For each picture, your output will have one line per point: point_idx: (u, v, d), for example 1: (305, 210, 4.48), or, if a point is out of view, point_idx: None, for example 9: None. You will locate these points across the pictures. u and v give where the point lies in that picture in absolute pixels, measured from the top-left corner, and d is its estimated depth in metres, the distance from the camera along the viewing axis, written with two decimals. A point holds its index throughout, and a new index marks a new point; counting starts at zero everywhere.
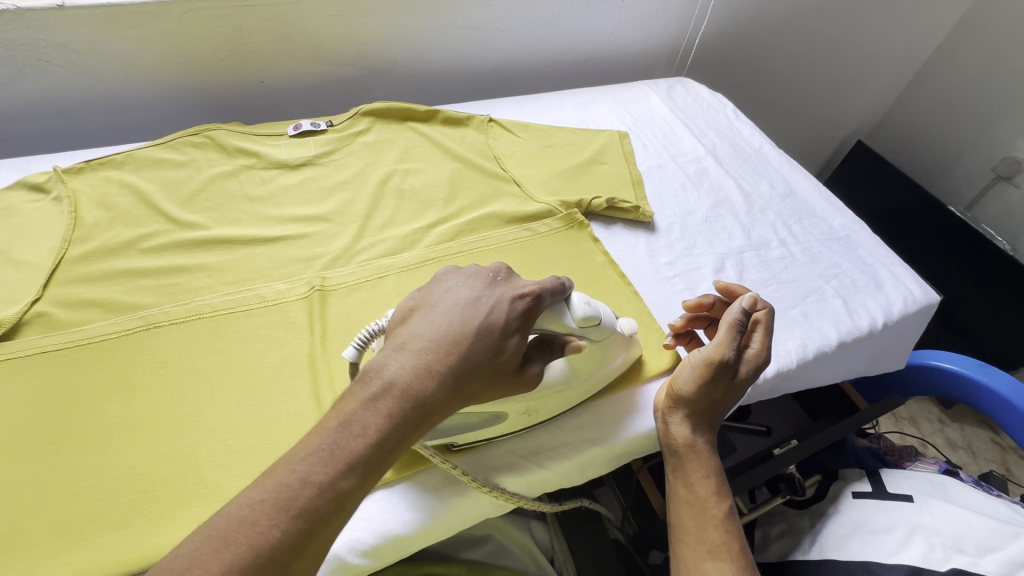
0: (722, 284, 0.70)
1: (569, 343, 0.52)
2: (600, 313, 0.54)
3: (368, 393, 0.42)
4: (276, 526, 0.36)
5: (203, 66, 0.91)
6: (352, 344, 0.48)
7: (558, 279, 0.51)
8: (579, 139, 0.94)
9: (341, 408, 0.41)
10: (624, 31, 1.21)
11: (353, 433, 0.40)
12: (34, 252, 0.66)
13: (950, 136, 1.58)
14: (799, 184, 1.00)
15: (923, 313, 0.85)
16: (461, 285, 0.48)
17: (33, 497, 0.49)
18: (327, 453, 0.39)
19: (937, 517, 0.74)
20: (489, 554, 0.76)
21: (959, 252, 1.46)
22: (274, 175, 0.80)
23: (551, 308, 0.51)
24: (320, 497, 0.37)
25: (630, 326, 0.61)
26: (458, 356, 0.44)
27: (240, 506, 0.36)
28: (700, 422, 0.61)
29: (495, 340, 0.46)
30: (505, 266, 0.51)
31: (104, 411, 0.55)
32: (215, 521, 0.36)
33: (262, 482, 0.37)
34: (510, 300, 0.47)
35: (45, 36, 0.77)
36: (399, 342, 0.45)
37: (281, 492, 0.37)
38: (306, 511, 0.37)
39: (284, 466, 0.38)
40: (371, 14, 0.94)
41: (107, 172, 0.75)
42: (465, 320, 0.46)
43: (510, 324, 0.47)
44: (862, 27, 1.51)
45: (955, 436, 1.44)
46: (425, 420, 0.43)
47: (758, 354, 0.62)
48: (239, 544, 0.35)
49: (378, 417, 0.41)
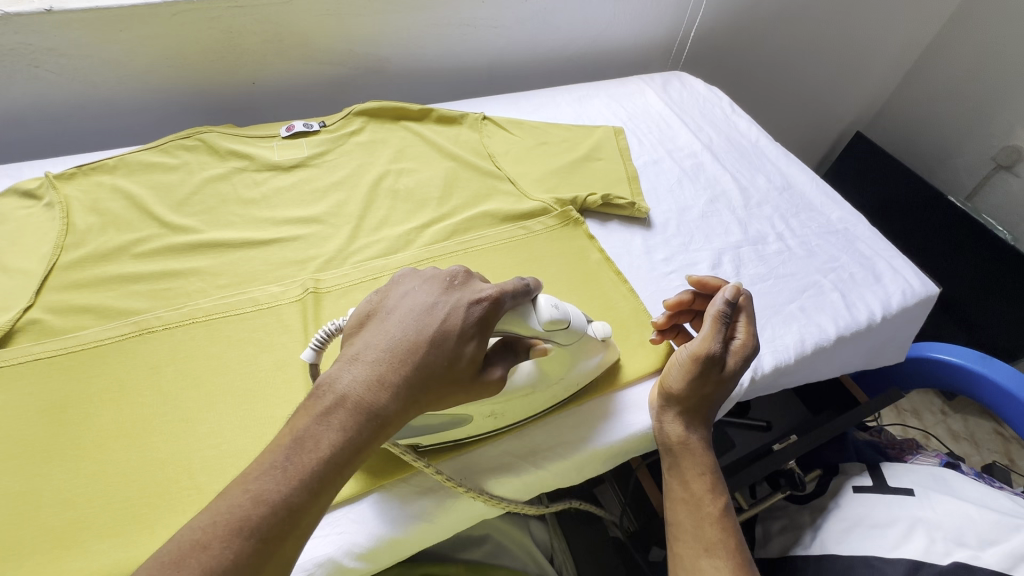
0: (694, 278, 0.68)
1: (534, 347, 0.52)
2: (569, 317, 0.53)
3: (321, 408, 0.41)
4: (229, 548, 0.35)
5: (194, 67, 0.90)
6: (309, 345, 0.47)
7: (521, 282, 0.50)
8: (574, 135, 0.93)
9: (295, 424, 0.41)
10: (618, 26, 1.20)
11: (306, 449, 0.40)
12: (26, 259, 0.66)
13: (949, 125, 1.57)
14: (797, 176, 0.99)
15: (922, 306, 0.85)
16: (417, 291, 0.48)
17: (27, 505, 0.49)
18: (281, 470, 0.39)
19: (938, 511, 0.73)
20: (488, 553, 0.76)
21: (960, 242, 1.45)
22: (267, 176, 0.79)
23: (513, 311, 0.49)
24: (273, 515, 0.37)
25: (605, 330, 0.59)
26: (412, 365, 0.43)
27: (192, 530, 0.35)
28: (693, 419, 0.61)
29: (450, 348, 0.45)
30: (463, 268, 0.50)
31: (97, 418, 0.54)
32: (168, 546, 0.35)
33: (215, 503, 0.37)
34: (467, 305, 0.46)
35: (34, 41, 0.77)
36: (353, 352, 0.44)
37: (234, 513, 0.36)
38: (260, 530, 0.36)
39: (237, 484, 0.38)
40: (362, 13, 0.93)
41: (99, 177, 0.75)
42: (420, 328, 0.45)
43: (466, 328, 0.46)
44: (860, 17, 1.50)
45: (957, 427, 1.44)
46: (381, 430, 0.43)
47: (745, 343, 0.61)
48: (192, 569, 0.34)
49: (332, 432, 0.41)
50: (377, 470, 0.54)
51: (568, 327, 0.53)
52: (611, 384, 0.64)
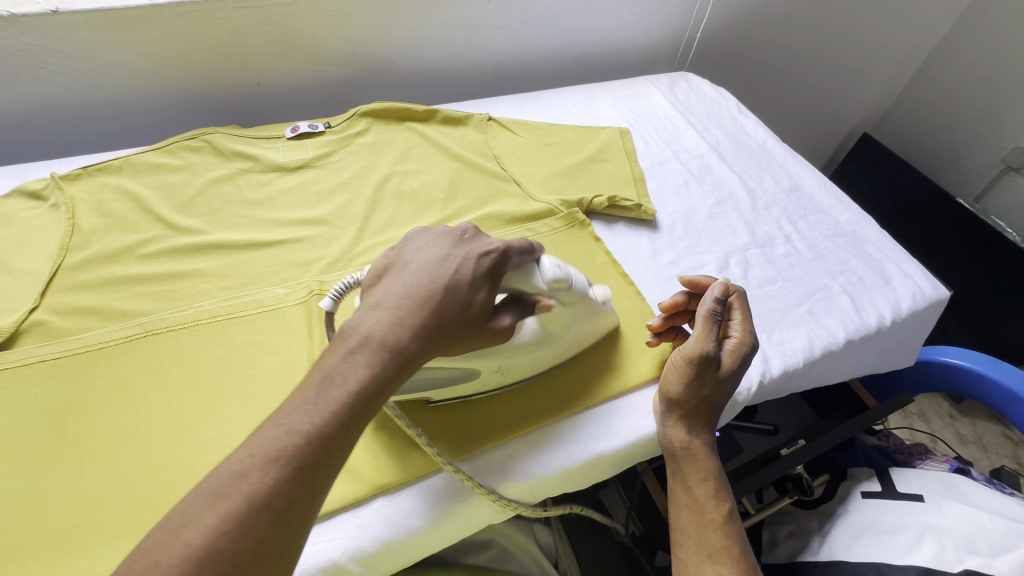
0: (685, 278, 0.66)
1: (540, 303, 0.52)
2: (573, 279, 0.55)
3: (346, 347, 0.41)
4: (268, 475, 0.35)
5: (199, 68, 0.90)
6: (328, 295, 0.48)
7: (527, 241, 0.51)
8: (579, 137, 0.92)
9: (322, 364, 0.41)
10: (625, 26, 1.19)
11: (336, 385, 0.40)
12: (31, 260, 0.66)
13: (958, 127, 1.56)
14: (805, 179, 0.98)
15: (933, 309, 0.84)
16: (430, 245, 0.48)
17: (30, 509, 0.49)
18: (312, 405, 0.39)
19: (948, 517, 0.73)
20: (494, 558, 0.76)
21: (971, 244, 1.43)
22: (271, 177, 0.79)
23: (520, 267, 0.51)
24: (307, 446, 0.37)
25: (606, 295, 0.62)
26: (431, 307, 0.44)
27: (229, 464, 0.36)
28: (694, 421, 0.60)
29: (465, 293, 0.46)
30: (473, 225, 0.50)
31: (101, 421, 0.54)
32: (208, 479, 0.35)
33: (250, 440, 0.37)
34: (477, 257, 0.47)
35: (40, 42, 0.77)
36: (373, 298, 0.45)
37: (270, 444, 0.36)
38: (295, 458, 0.36)
39: (270, 421, 0.38)
40: (367, 14, 0.93)
41: (105, 178, 0.75)
42: (435, 278, 0.46)
43: (478, 277, 0.46)
44: (869, 16, 1.48)
45: (965, 430, 1.43)
46: (406, 369, 0.43)
47: (741, 343, 0.60)
48: (235, 497, 0.34)
49: (358, 368, 0.41)
50: (384, 474, 0.54)
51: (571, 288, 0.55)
52: (615, 385, 0.64)
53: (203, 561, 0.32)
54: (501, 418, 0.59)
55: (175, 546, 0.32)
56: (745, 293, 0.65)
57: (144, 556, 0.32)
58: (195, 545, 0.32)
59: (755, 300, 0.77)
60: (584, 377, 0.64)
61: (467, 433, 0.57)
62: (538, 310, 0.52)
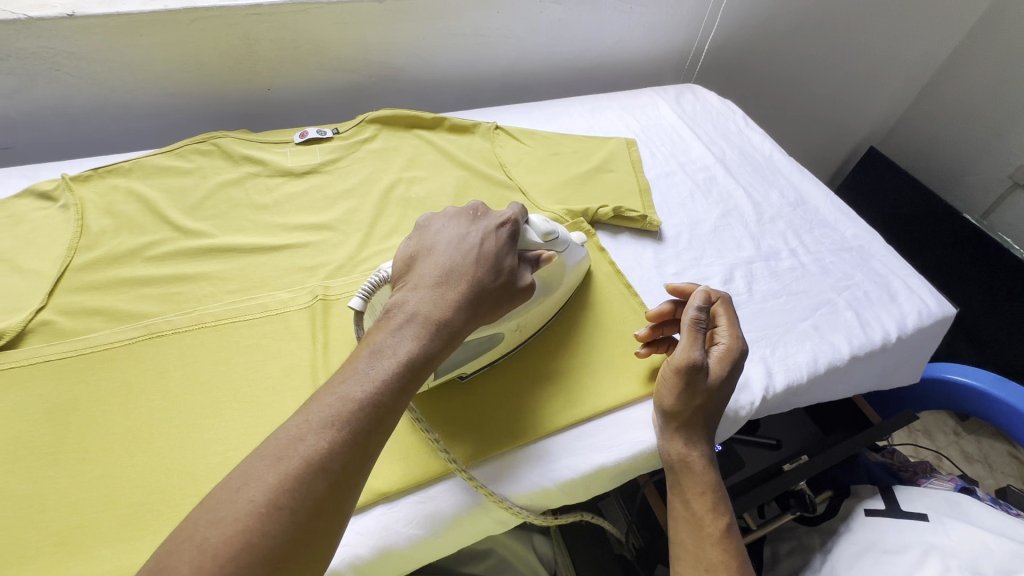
0: (672, 286, 0.67)
1: (541, 256, 0.56)
2: (558, 232, 0.62)
3: (392, 323, 0.46)
4: (323, 438, 0.38)
5: (210, 73, 0.91)
6: (357, 294, 0.51)
7: (515, 207, 0.57)
8: (586, 146, 0.93)
9: (371, 340, 0.45)
10: (633, 38, 1.20)
11: (385, 356, 0.44)
12: (41, 260, 0.66)
13: (967, 143, 1.56)
14: (811, 193, 0.98)
15: (939, 326, 0.83)
16: (451, 226, 0.53)
17: (31, 509, 0.49)
18: (364, 374, 0.42)
19: (953, 538, 0.72)
20: (491, 568, 0.75)
21: (978, 260, 1.42)
22: (279, 182, 0.80)
23: (522, 232, 0.56)
24: (361, 410, 0.40)
25: (582, 239, 0.69)
26: (465, 282, 0.49)
27: (287, 430, 0.39)
28: (692, 431, 0.59)
29: (491, 266, 0.51)
30: (484, 204, 0.56)
31: (104, 422, 0.54)
32: (268, 445, 0.38)
33: (304, 410, 0.40)
34: (495, 231, 0.53)
35: (55, 45, 0.78)
36: (410, 280, 0.49)
37: (325, 411, 0.40)
38: (350, 421, 0.40)
39: (325, 391, 0.41)
40: (377, 23, 0.94)
41: (114, 180, 0.75)
42: (464, 255, 0.51)
43: (501, 250, 0.52)
44: (877, 32, 1.49)
45: (970, 449, 1.41)
46: (450, 339, 0.47)
47: (730, 348, 0.60)
48: (296, 458, 0.37)
49: (405, 340, 0.45)
50: (384, 481, 0.54)
51: (557, 238, 0.61)
52: (619, 397, 0.63)
53: (269, 515, 0.35)
54: (503, 425, 0.59)
55: (238, 503, 0.35)
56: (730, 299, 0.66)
57: (208, 511, 0.35)
58: (258, 502, 0.35)
59: (760, 313, 0.77)
60: (584, 384, 0.64)
61: (472, 437, 0.58)
62: (542, 264, 0.57)
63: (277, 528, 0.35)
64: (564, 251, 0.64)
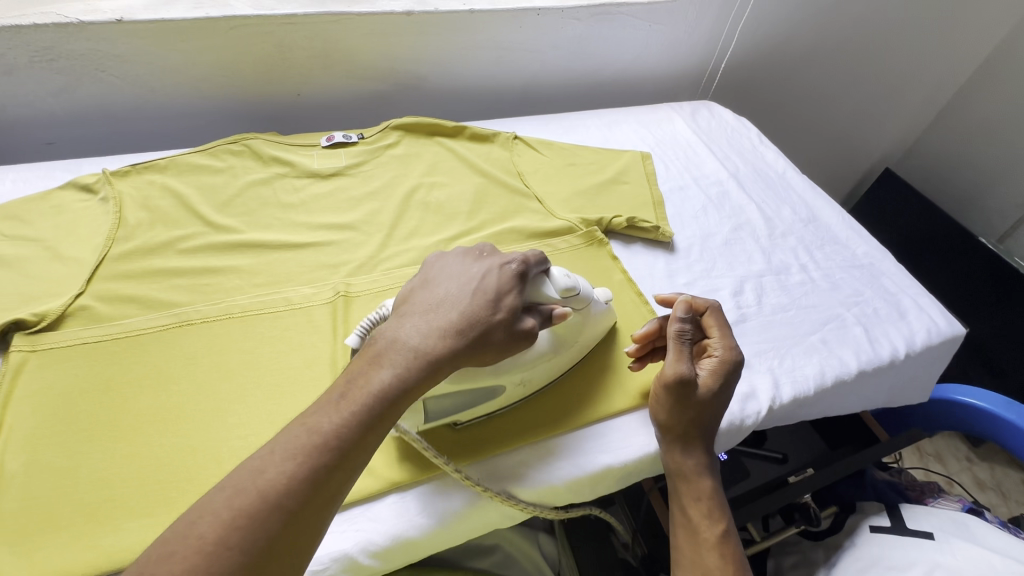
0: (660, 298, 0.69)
1: (556, 311, 0.56)
2: (579, 286, 0.61)
3: (373, 353, 0.48)
4: (283, 472, 0.40)
5: (244, 77, 0.95)
6: (353, 334, 0.54)
7: (540, 254, 0.58)
8: (602, 158, 0.95)
9: (352, 370, 0.47)
10: (650, 55, 1.22)
11: (358, 386, 0.46)
12: (80, 248, 0.70)
13: (986, 167, 1.56)
14: (822, 210, 0.99)
15: (948, 345, 0.83)
16: (454, 264, 0.56)
17: (65, 483, 0.52)
18: (336, 406, 0.44)
19: (959, 558, 0.72)
20: (497, 564, 0.77)
21: (994, 284, 1.42)
22: (306, 183, 0.83)
23: (536, 280, 0.57)
24: (325, 446, 0.42)
25: (606, 295, 0.67)
26: (452, 318, 0.50)
27: (252, 461, 0.41)
28: (688, 443, 0.60)
29: (483, 302, 0.51)
30: (491, 245, 0.59)
31: (135, 403, 0.57)
32: (231, 476, 0.40)
33: (272, 443, 0.42)
34: (497, 269, 0.54)
35: (102, 47, 0.82)
36: (402, 312, 0.51)
37: (289, 443, 0.42)
38: (312, 455, 0.41)
39: (296, 420, 0.43)
40: (404, 35, 0.97)
41: (151, 175, 0.79)
42: (456, 291, 0.52)
43: (498, 288, 0.53)
44: (894, 54, 1.50)
45: (983, 475, 1.40)
46: (430, 374, 0.48)
47: (722, 360, 0.61)
48: (249, 493, 0.39)
49: (382, 371, 0.46)
50: (397, 471, 0.56)
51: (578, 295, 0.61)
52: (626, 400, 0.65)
53: (217, 554, 0.37)
54: (508, 429, 0.61)
55: (190, 538, 0.37)
56: (717, 304, 0.66)
57: (163, 545, 0.37)
58: (208, 537, 0.37)
59: (769, 325, 0.78)
60: (587, 384, 0.66)
61: (476, 443, 0.59)
62: (555, 319, 0.56)
63: (221, 567, 0.37)
64: (586, 308, 0.62)
